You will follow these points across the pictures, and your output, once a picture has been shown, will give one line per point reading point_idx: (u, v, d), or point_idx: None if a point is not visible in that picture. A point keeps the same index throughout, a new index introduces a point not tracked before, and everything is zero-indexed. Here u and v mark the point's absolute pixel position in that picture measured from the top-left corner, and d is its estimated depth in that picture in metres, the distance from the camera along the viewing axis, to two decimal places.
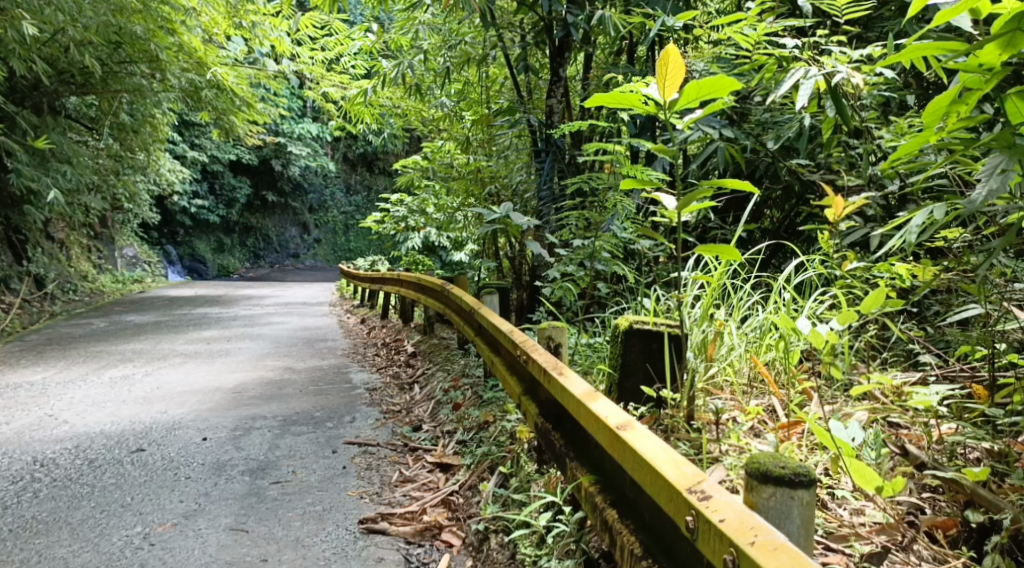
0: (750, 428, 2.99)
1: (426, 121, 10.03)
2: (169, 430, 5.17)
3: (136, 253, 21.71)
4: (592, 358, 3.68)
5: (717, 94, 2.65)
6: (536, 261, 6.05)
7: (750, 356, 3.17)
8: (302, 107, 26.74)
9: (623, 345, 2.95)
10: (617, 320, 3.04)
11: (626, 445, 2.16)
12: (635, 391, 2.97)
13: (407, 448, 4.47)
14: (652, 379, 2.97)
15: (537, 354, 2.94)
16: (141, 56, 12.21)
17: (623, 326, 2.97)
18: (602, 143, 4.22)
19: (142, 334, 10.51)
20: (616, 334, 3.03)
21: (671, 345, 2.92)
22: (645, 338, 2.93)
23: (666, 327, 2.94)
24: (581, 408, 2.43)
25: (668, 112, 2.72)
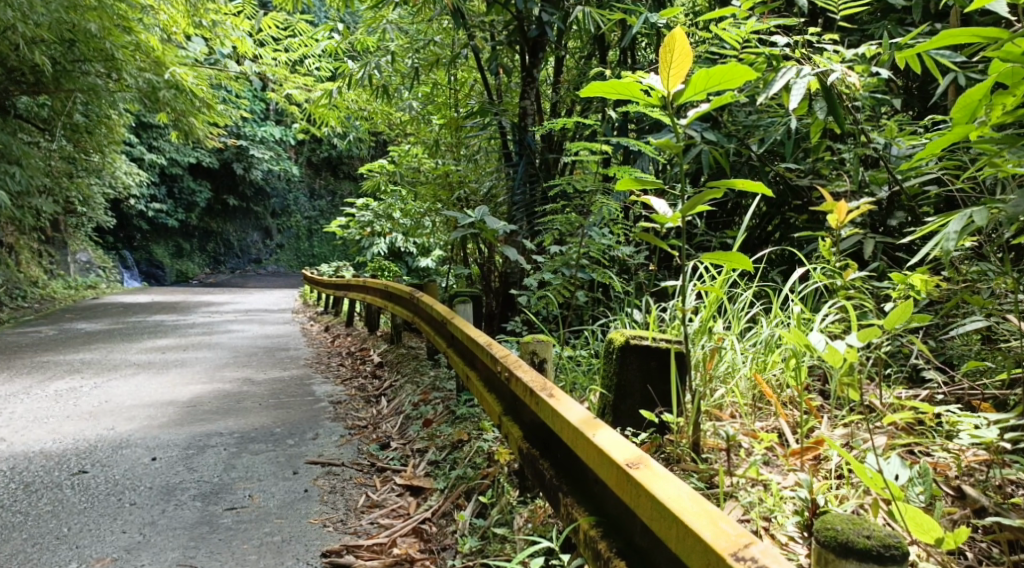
0: (763, 458, 2.73)
1: (393, 124, 9.72)
2: (116, 449, 4.81)
3: (90, 258, 20.99)
4: (575, 373, 3.44)
5: (727, 85, 2.45)
6: (510, 269, 5.79)
7: (753, 375, 2.93)
8: (264, 110, 26.17)
9: (619, 365, 2.72)
10: (609, 336, 2.79)
11: (642, 488, 1.92)
12: (633, 417, 2.75)
13: (375, 469, 4.17)
14: (652, 402, 2.75)
15: (522, 372, 2.68)
16: (96, 54, 11.72)
17: (618, 343, 2.73)
18: (585, 143, 3.97)
19: (94, 343, 10.04)
20: (609, 350, 2.79)
21: (671, 363, 2.70)
22: (642, 356, 2.70)
23: (665, 344, 2.72)
24: (581, 439, 2.17)
25: (672, 105, 2.51)
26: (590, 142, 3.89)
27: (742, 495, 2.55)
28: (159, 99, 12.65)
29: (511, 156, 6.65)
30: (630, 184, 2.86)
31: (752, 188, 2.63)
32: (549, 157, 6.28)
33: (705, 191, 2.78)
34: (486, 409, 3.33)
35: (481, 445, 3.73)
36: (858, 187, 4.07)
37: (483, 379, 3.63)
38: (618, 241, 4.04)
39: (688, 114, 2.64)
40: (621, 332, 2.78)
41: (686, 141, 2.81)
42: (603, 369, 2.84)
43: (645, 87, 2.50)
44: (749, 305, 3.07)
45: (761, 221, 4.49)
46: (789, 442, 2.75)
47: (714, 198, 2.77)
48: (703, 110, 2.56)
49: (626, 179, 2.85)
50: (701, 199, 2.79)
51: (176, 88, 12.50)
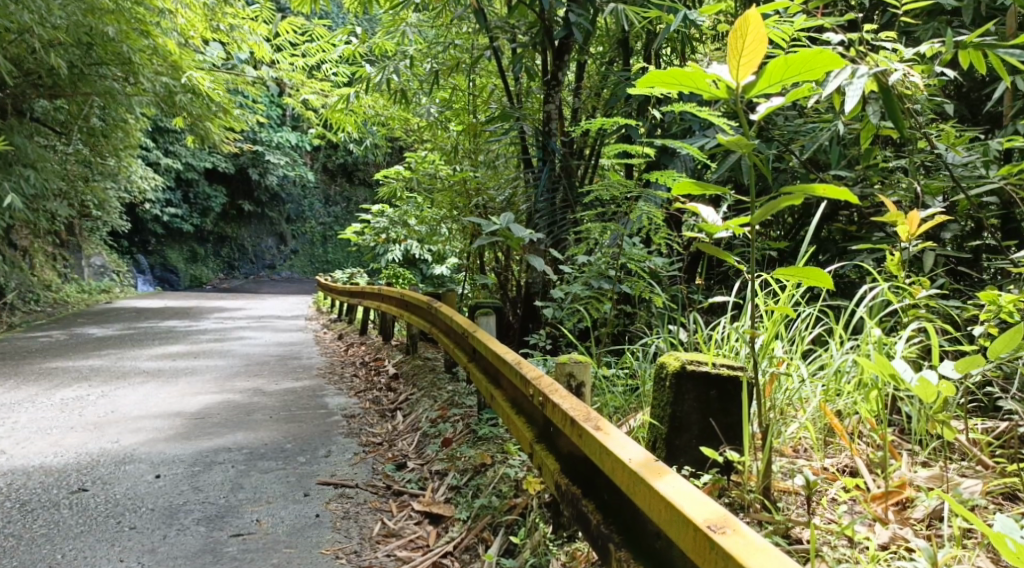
0: (844, 506, 2.45)
1: (411, 130, 9.50)
2: (119, 465, 4.57)
3: (105, 262, 20.88)
4: (612, 395, 3.17)
5: (806, 74, 2.24)
6: (532, 279, 5.50)
7: (822, 405, 2.68)
8: (280, 115, 26.09)
9: (676, 395, 2.47)
10: (660, 361, 2.55)
11: (728, 556, 1.64)
12: (694, 454, 2.49)
13: (391, 492, 3.91)
14: (715, 438, 2.49)
15: (561, 398, 2.40)
16: (114, 58, 11.54)
17: (672, 368, 2.49)
18: (624, 144, 3.66)
19: (103, 349, 9.84)
20: (661, 377, 2.53)
21: (731, 392, 2.47)
22: (702, 384, 2.46)
23: (727, 370, 2.48)
24: (642, 487, 1.89)
25: (742, 99, 2.27)
26: (629, 144, 3.62)
27: (830, 554, 2.26)
28: (175, 103, 12.45)
29: (534, 162, 6.38)
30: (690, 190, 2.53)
31: (838, 193, 2.31)
32: (574, 164, 6.01)
33: (782, 197, 2.43)
34: (516, 434, 3.05)
35: (507, 472, 3.46)
36: (913, 197, 3.78)
37: (510, 400, 3.36)
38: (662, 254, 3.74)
39: (758, 110, 2.40)
40: (674, 355, 2.54)
41: (754, 143, 2.53)
42: (653, 400, 2.58)
43: (712, 76, 2.26)
44: (810, 330, 2.82)
45: (809, 235, 4.19)
46: (868, 483, 2.49)
47: (792, 205, 2.43)
48: (778, 104, 2.32)
49: (687, 183, 2.51)
50: (777, 206, 2.44)
51: (193, 92, 12.33)
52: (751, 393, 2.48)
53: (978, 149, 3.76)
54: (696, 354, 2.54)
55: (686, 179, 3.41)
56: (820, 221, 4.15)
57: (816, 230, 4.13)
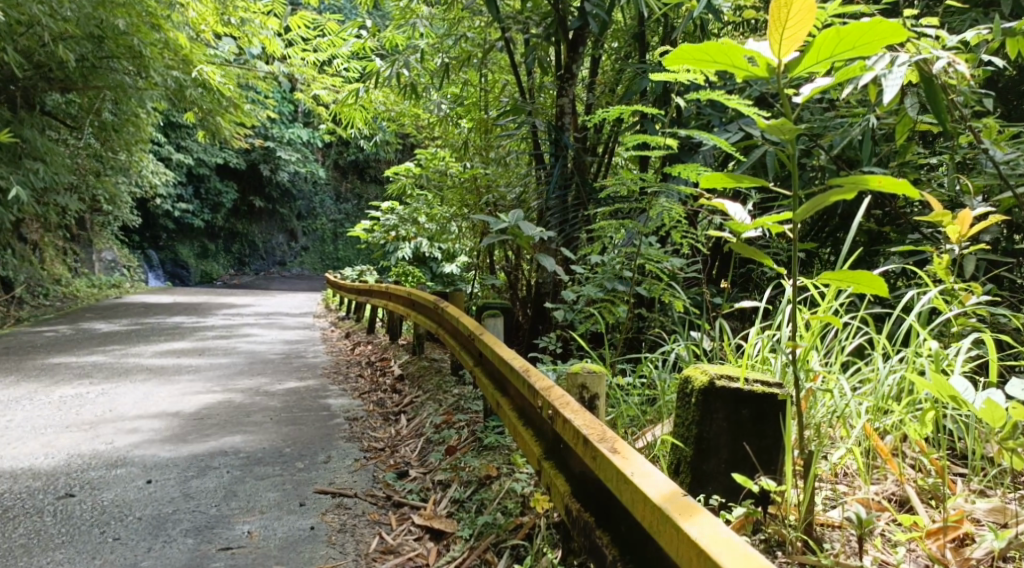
0: (895, 543, 2.24)
1: (421, 126, 9.27)
2: (110, 468, 4.38)
3: (116, 257, 20.83)
4: (628, 406, 2.96)
5: (860, 50, 2.08)
6: (543, 279, 5.26)
7: (866, 427, 2.47)
8: (292, 112, 25.94)
9: (704, 415, 2.25)
10: (685, 375, 2.33)
11: None
12: (724, 481, 2.27)
13: (391, 503, 3.70)
14: (750, 464, 2.27)
15: (575, 414, 2.17)
16: (125, 52, 11.39)
17: (699, 384, 2.27)
18: (643, 136, 3.42)
19: (108, 344, 9.71)
20: (686, 394, 2.32)
21: (768, 412, 2.24)
22: (733, 403, 2.24)
23: (763, 388, 2.24)
24: (670, 530, 1.65)
25: (785, 78, 2.11)
26: (650, 135, 3.39)
27: None
28: (185, 98, 12.25)
29: (546, 158, 6.15)
30: (720, 182, 2.29)
31: (896, 186, 2.06)
32: (588, 160, 5.78)
33: (830, 191, 2.15)
34: (521, 447, 2.84)
35: (514, 487, 3.25)
36: (951, 196, 3.55)
37: (517, 409, 3.15)
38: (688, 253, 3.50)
39: (802, 92, 2.25)
40: (702, 370, 2.32)
41: (798, 125, 2.27)
42: (678, 419, 2.36)
43: (752, 53, 2.11)
44: (852, 342, 2.60)
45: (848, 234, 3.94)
46: (921, 513, 2.29)
47: (843, 199, 2.13)
48: (824, 84, 2.18)
49: (720, 174, 2.27)
50: (823, 201, 2.16)
51: (204, 87, 12.13)
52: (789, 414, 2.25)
53: (1021, 146, 3.52)
54: (726, 369, 2.32)
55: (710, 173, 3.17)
56: (858, 218, 3.89)
57: (855, 229, 3.87)
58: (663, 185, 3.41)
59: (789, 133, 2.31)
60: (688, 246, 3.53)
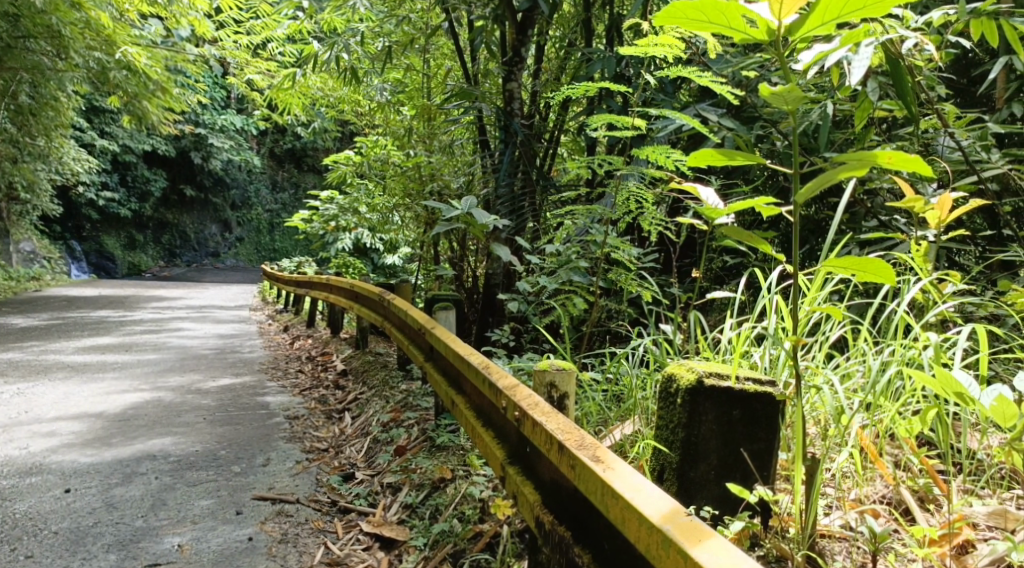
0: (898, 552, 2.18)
1: (361, 113, 8.91)
2: (24, 476, 4.03)
3: (35, 248, 19.80)
4: (596, 403, 2.81)
5: (867, 11, 1.99)
6: (494, 269, 5.06)
7: (860, 429, 2.41)
8: (224, 98, 25.02)
9: (692, 417, 2.14)
10: (667, 373, 2.22)
11: None
12: (713, 489, 2.16)
13: (336, 509, 3.46)
14: (738, 468, 2.15)
15: (550, 418, 1.97)
16: (42, 31, 10.73)
17: (687, 384, 2.15)
18: (610, 116, 3.25)
19: (27, 340, 9.13)
20: (673, 395, 2.19)
21: (760, 412, 2.13)
22: (722, 405, 2.12)
23: (755, 387, 2.13)
24: (676, 557, 1.49)
25: (785, 42, 2.05)
26: (617, 115, 3.22)
27: None
28: (109, 81, 11.60)
29: (493, 145, 5.91)
30: (707, 160, 2.16)
31: (907, 163, 1.95)
32: (536, 147, 5.56)
33: (835, 169, 2.00)
34: (481, 449, 2.65)
35: (470, 491, 3.07)
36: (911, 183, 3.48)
37: (474, 408, 2.95)
38: (655, 240, 3.35)
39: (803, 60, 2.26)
40: (687, 369, 2.20)
41: (805, 93, 2.13)
42: (661, 422, 2.25)
43: (751, 14, 2.04)
44: (829, 339, 2.51)
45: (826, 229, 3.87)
46: (921, 520, 2.22)
47: (853, 177, 1.99)
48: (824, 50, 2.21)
49: (708, 150, 2.13)
50: (831, 178, 1.99)
51: (128, 69, 11.43)
52: (782, 414, 2.14)
53: (978, 132, 3.46)
54: (713, 367, 2.21)
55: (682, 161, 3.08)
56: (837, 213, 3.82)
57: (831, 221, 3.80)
58: (629, 168, 3.25)
59: (794, 102, 2.17)
60: (657, 233, 3.38)
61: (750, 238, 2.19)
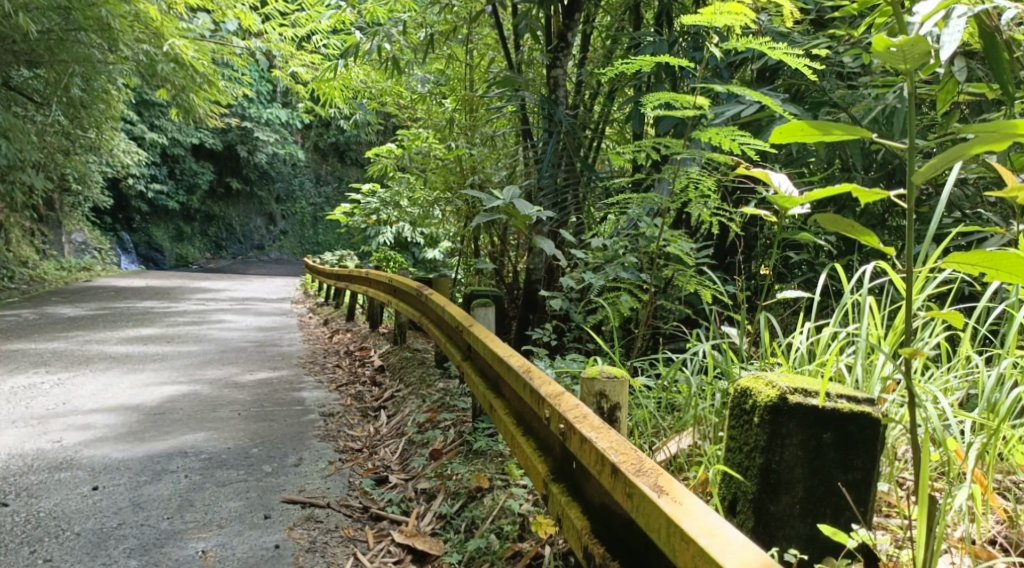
0: None
1: (404, 105, 8.74)
2: (53, 472, 3.92)
3: (86, 239, 20.14)
4: (651, 411, 2.58)
5: None
6: (535, 263, 4.82)
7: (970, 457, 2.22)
8: (271, 92, 25.17)
9: (772, 440, 1.93)
10: (742, 387, 2.01)
11: None
12: (799, 526, 1.94)
13: (368, 515, 3.28)
14: (827, 498, 1.94)
15: (602, 437, 1.74)
16: (93, 24, 10.77)
17: (766, 401, 1.95)
18: (669, 95, 3.01)
19: (72, 330, 9.17)
20: (749, 414, 1.98)
21: (857, 437, 1.91)
22: (809, 427, 1.92)
23: (849, 407, 1.92)
24: None
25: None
26: (675, 94, 2.97)
27: None
28: (157, 74, 11.62)
29: (535, 135, 5.67)
30: (791, 135, 1.88)
31: None
32: (582, 138, 5.31)
33: (963, 145, 1.72)
34: (520, 459, 2.43)
35: (510, 504, 2.87)
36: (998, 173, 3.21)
37: (513, 413, 2.73)
38: (716, 233, 3.10)
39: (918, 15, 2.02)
40: (766, 385, 1.98)
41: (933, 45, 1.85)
42: (734, 444, 2.05)
43: None
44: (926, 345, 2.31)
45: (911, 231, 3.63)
46: None
47: (985, 152, 1.72)
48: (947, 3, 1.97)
49: (796, 122, 1.83)
50: (959, 155, 1.72)
51: (176, 62, 11.43)
52: (881, 439, 1.92)
53: None
54: (798, 381, 1.99)
55: (749, 146, 2.86)
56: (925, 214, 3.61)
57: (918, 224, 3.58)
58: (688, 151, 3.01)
59: (913, 60, 1.90)
60: (718, 224, 3.13)
61: (856, 230, 1.87)
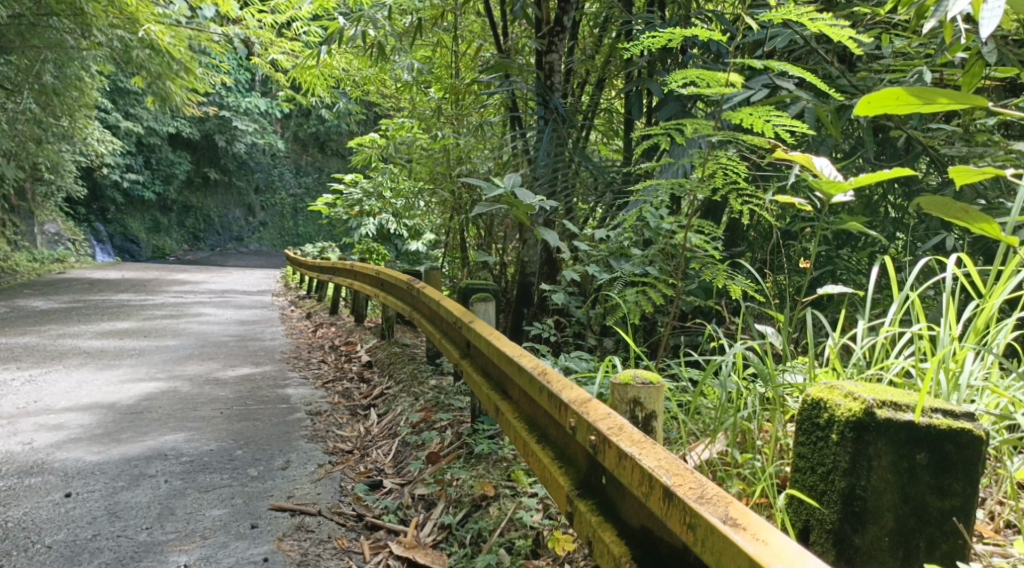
0: None
1: (388, 94, 8.46)
2: (22, 477, 3.67)
3: (60, 230, 19.68)
4: (693, 421, 2.43)
5: None
6: (531, 254, 4.62)
7: None
8: (249, 81, 24.67)
9: (856, 461, 1.79)
10: (815, 399, 1.87)
11: None
12: (888, 561, 1.80)
13: (363, 525, 3.08)
14: (920, 528, 1.80)
15: (648, 459, 1.63)
16: (65, 8, 10.37)
17: (851, 415, 1.79)
18: (695, 72, 2.84)
19: (45, 323, 8.84)
20: (825, 431, 1.84)
21: (955, 458, 1.77)
22: (901, 447, 1.77)
23: (948, 423, 1.77)
24: None
25: None
26: (704, 72, 2.82)
27: None
28: (132, 61, 11.23)
29: (527, 123, 5.45)
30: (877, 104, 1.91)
31: None
32: (577, 126, 5.05)
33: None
34: (532, 466, 2.26)
35: (520, 516, 2.70)
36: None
37: (523, 417, 2.54)
38: (747, 220, 2.92)
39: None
40: (844, 396, 1.83)
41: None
42: (806, 464, 1.91)
43: None
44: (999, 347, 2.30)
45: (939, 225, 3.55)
46: None
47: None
48: None
49: (893, 90, 1.82)
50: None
51: (152, 48, 11.06)
52: (982, 460, 1.78)
53: None
54: (882, 393, 1.84)
55: (782, 127, 2.71)
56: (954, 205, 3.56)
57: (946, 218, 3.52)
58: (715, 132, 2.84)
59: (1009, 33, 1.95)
60: (750, 213, 2.93)
61: (970, 212, 2.05)
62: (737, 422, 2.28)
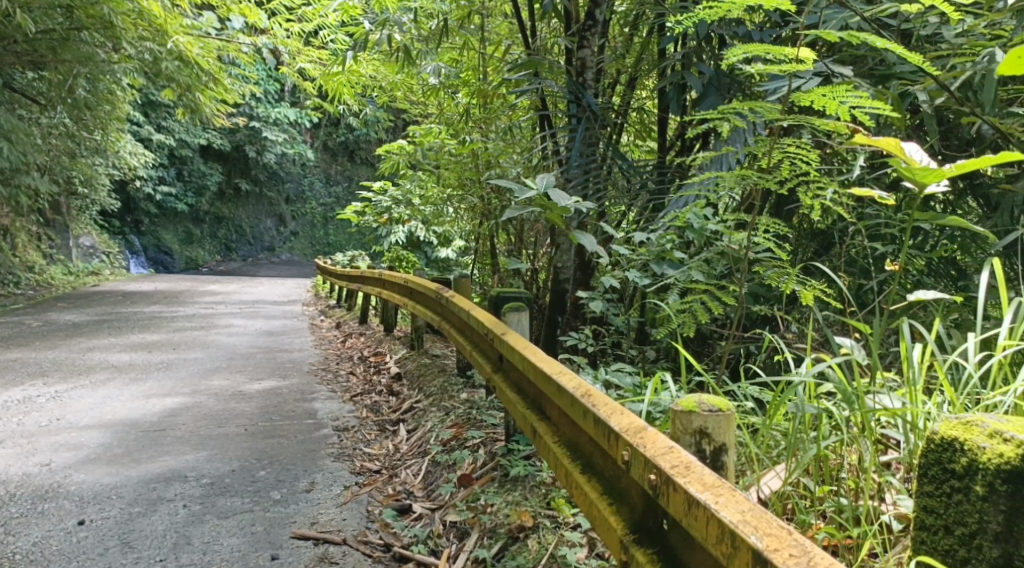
0: None
1: (416, 99, 8.24)
2: (37, 503, 3.48)
3: (95, 242, 19.82)
4: (770, 448, 2.26)
5: None
6: (565, 259, 4.36)
7: None
8: (279, 92, 24.69)
9: (1011, 523, 1.57)
10: (948, 439, 1.64)
11: None
12: None
13: (391, 556, 2.85)
14: None
15: (735, 514, 1.46)
16: (95, 22, 10.26)
17: (1002, 465, 1.56)
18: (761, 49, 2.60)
19: (74, 337, 8.75)
20: (963, 480, 1.62)
21: None
22: None
23: None
24: None
25: None
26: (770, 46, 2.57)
27: None
28: (161, 72, 11.13)
29: (557, 122, 5.17)
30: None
31: None
32: (611, 125, 4.79)
33: None
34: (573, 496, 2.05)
35: (563, 552, 2.47)
36: None
37: (562, 440, 2.28)
38: (820, 216, 2.64)
39: None
40: (987, 437, 1.60)
41: None
42: (935, 515, 1.68)
43: None
44: None
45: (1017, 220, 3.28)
46: None
47: None
48: None
49: None
50: None
51: (181, 60, 10.97)
52: None
53: None
54: None
55: (863, 108, 2.45)
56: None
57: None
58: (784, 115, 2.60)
59: None
60: (820, 207, 2.65)
61: None
62: (822, 453, 2.11)
